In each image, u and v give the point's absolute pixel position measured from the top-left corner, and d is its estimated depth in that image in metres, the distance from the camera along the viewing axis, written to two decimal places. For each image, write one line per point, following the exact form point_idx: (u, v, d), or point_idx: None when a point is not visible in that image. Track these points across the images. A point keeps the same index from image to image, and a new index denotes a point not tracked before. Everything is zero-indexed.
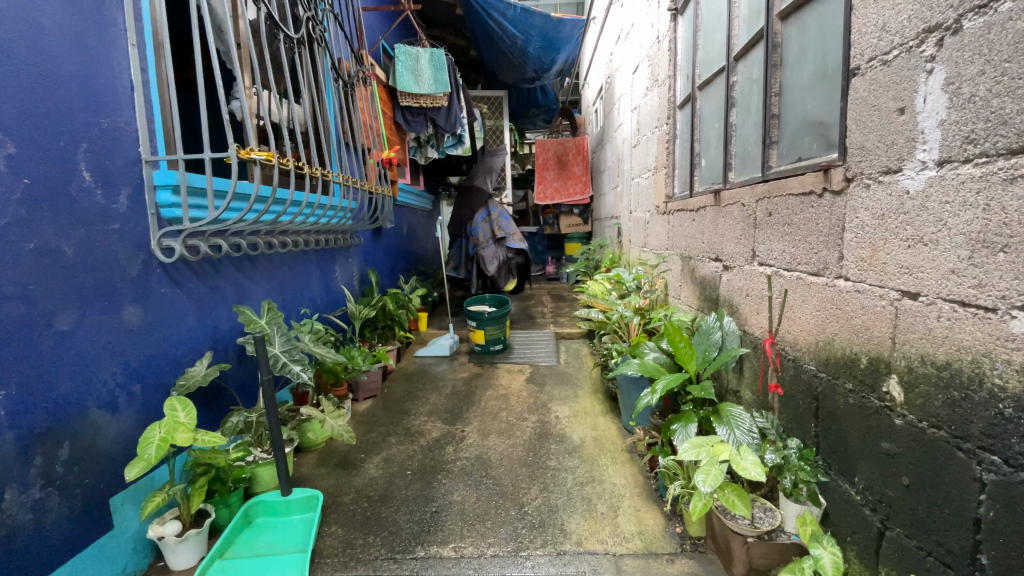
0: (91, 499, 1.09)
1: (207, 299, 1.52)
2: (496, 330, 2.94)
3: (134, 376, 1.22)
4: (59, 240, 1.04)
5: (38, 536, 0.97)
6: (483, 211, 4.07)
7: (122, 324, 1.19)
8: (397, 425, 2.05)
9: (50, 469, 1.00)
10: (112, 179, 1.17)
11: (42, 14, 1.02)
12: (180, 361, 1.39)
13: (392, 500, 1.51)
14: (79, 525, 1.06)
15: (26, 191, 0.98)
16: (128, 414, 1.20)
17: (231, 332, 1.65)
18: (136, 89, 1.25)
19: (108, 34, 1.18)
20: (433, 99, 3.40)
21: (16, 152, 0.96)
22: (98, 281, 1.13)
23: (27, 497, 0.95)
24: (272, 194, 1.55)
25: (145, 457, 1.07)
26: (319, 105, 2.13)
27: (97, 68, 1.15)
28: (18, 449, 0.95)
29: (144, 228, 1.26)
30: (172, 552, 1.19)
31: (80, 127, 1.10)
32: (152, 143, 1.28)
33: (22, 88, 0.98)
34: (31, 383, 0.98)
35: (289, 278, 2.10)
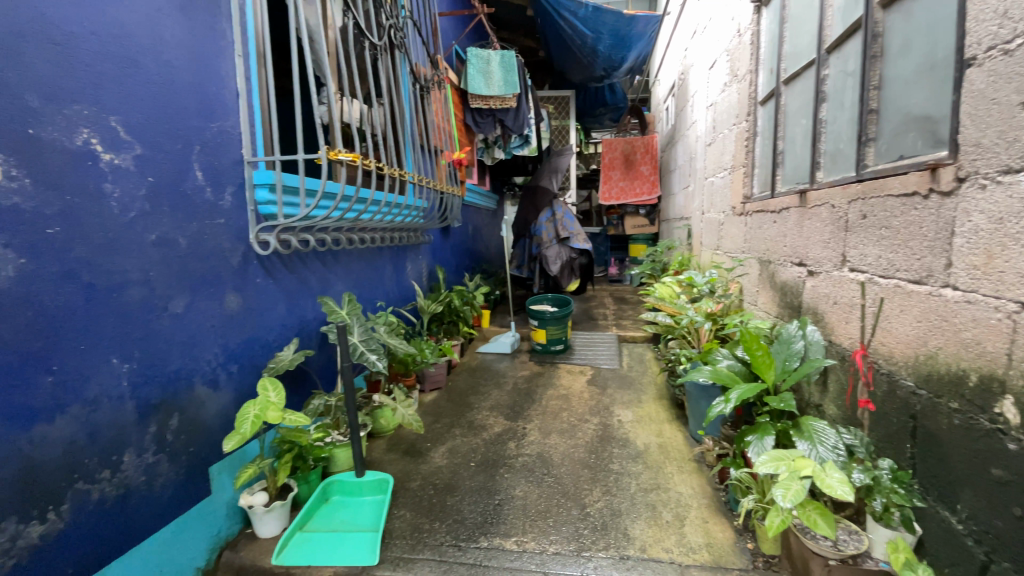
0: (193, 465, 1.21)
1: (296, 290, 1.64)
2: (557, 331, 2.94)
3: (232, 357, 1.35)
4: (175, 232, 1.16)
5: (150, 494, 1.09)
6: (549, 210, 4.09)
7: (224, 308, 1.32)
8: (461, 418, 2.11)
9: (162, 436, 1.12)
10: (219, 178, 1.30)
11: (166, 30, 1.15)
12: (271, 345, 1.51)
13: (458, 489, 1.56)
14: (184, 488, 1.18)
15: (152, 187, 1.11)
16: (227, 391, 1.32)
17: (317, 320, 1.77)
18: (240, 96, 1.37)
19: (218, 47, 1.30)
20: (503, 100, 3.43)
21: (142, 152, 1.09)
22: (205, 270, 1.25)
23: (142, 460, 1.08)
24: (355, 193, 1.64)
25: (241, 431, 1.18)
26: (397, 107, 2.23)
27: (210, 77, 1.27)
28: (137, 416, 1.07)
29: (244, 223, 1.39)
30: (259, 521, 1.30)
31: (195, 130, 1.22)
32: (254, 146, 1.41)
33: (148, 97, 1.10)
34: (150, 359, 1.10)
35: (365, 272, 2.21)
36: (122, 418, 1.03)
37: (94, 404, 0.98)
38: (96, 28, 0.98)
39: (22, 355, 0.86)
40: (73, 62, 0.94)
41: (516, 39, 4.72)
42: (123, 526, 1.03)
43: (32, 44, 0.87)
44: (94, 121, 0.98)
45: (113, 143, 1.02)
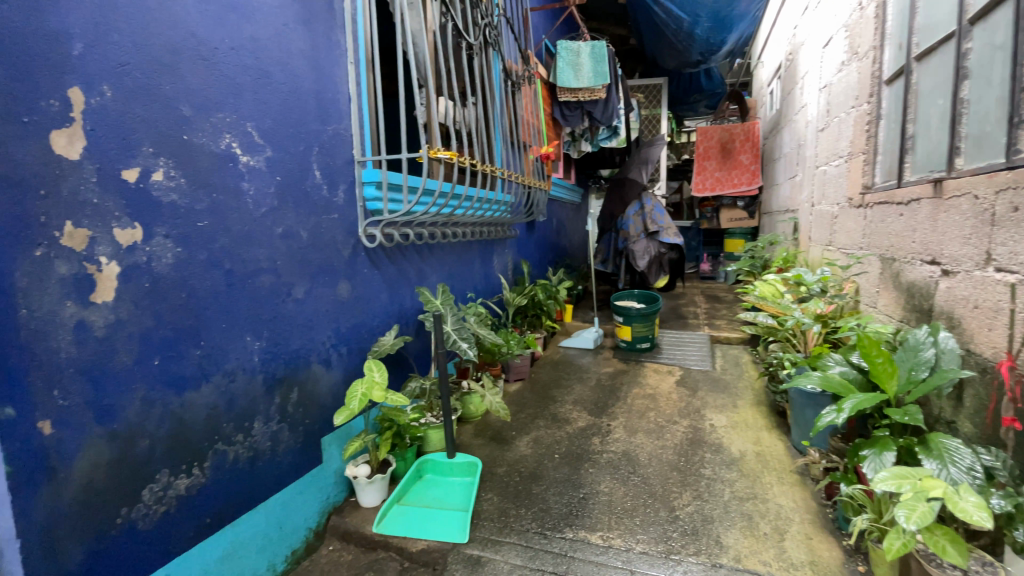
0: (309, 435, 1.34)
1: (396, 279, 1.75)
2: (644, 328, 2.86)
3: (342, 339, 1.48)
4: (297, 226, 1.30)
5: (275, 458, 1.24)
6: (638, 203, 3.96)
7: (336, 295, 1.45)
8: (545, 410, 2.13)
9: (284, 407, 1.26)
10: (334, 176, 1.42)
11: (291, 42, 1.27)
12: (374, 330, 1.64)
13: (543, 479, 1.58)
14: (301, 455, 1.32)
15: (279, 185, 1.24)
16: (338, 370, 1.45)
17: (414, 309, 1.88)
18: (351, 100, 1.49)
19: (335, 56, 1.43)
20: (592, 92, 3.37)
21: (272, 154, 1.22)
22: (321, 260, 1.38)
23: (269, 427, 1.22)
24: (451, 189, 1.72)
25: (350, 407, 1.30)
26: (489, 105, 2.29)
27: (327, 84, 1.40)
28: (266, 388, 1.21)
29: (354, 218, 1.51)
30: (362, 490, 1.42)
31: (313, 133, 1.35)
32: (363, 147, 1.52)
33: (277, 104, 1.23)
34: (276, 339, 1.24)
35: (457, 264, 2.31)
36: (254, 389, 1.18)
37: (231, 375, 1.12)
38: (236, 45, 1.12)
39: (176, 330, 1.00)
40: (219, 76, 1.08)
41: (607, 29, 4.62)
42: (253, 483, 1.18)
43: (187, 62, 1.01)
44: (233, 127, 1.11)
45: (249, 146, 1.16)
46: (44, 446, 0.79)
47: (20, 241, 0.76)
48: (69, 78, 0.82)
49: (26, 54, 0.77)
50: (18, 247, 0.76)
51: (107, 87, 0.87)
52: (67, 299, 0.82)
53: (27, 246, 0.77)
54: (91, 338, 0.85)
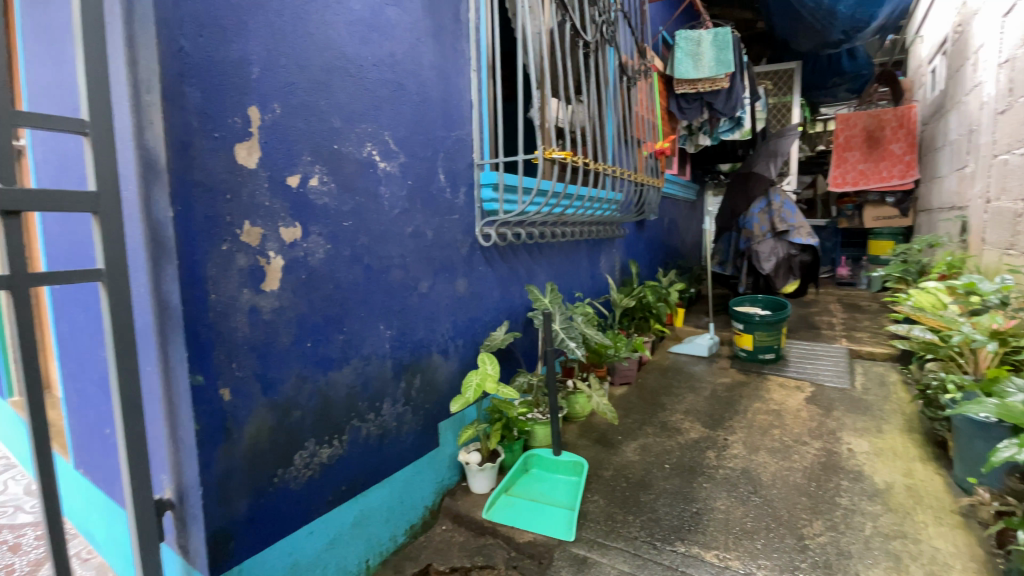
0: (428, 420, 1.44)
1: (508, 277, 1.81)
2: (768, 337, 2.64)
3: (459, 332, 1.56)
4: (424, 226, 1.40)
5: (400, 438, 1.35)
6: (763, 201, 3.65)
7: (455, 290, 1.53)
8: (653, 416, 2.06)
9: (408, 392, 1.37)
10: (456, 179, 1.51)
11: (422, 55, 1.37)
12: (488, 326, 1.70)
13: (652, 488, 1.53)
14: (422, 437, 1.42)
15: (410, 188, 1.35)
16: (455, 361, 1.54)
17: (524, 306, 1.93)
18: (473, 107, 1.57)
19: (460, 65, 1.51)
20: (714, 82, 3.16)
21: (405, 160, 1.33)
22: (443, 257, 1.48)
23: (395, 410, 1.33)
24: (564, 188, 1.72)
25: (465, 396, 1.37)
26: (602, 103, 2.26)
27: (453, 92, 1.49)
28: (394, 373, 1.33)
29: (471, 218, 1.58)
30: (473, 477, 1.49)
31: (440, 139, 1.44)
32: (482, 150, 1.60)
33: (410, 113, 1.34)
34: (404, 329, 1.35)
35: (566, 264, 2.31)
36: (384, 373, 1.30)
37: (366, 359, 1.24)
38: (377, 62, 1.23)
39: (325, 317, 1.13)
40: (362, 91, 1.19)
41: (731, 15, 4.32)
42: (381, 459, 1.29)
43: (337, 80, 1.13)
44: (374, 137, 1.23)
45: (386, 153, 1.27)
46: (223, 409, 0.94)
47: (212, 237, 0.92)
48: (248, 99, 0.96)
49: (218, 80, 0.92)
50: (210, 242, 0.91)
51: (277, 105, 1.01)
52: (244, 287, 0.97)
53: (218, 241, 0.93)
54: (260, 320, 1.00)
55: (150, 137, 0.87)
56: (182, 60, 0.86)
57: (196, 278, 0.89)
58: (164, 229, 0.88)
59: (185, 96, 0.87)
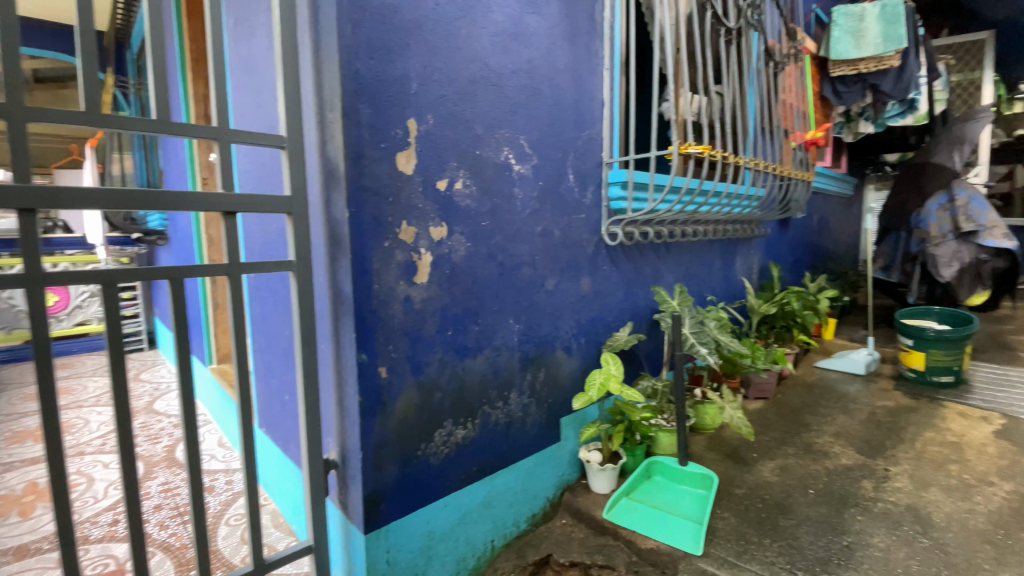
0: (551, 414, 1.48)
1: (633, 277, 1.77)
2: (945, 357, 2.25)
3: (583, 331, 1.57)
4: (553, 225, 1.43)
5: (524, 428, 1.40)
6: (944, 195, 3.06)
7: (580, 289, 1.55)
8: (794, 436, 1.87)
9: (534, 386, 1.42)
10: (585, 178, 1.52)
11: (558, 59, 1.40)
12: (611, 326, 1.69)
13: (793, 513, 1.40)
14: (544, 430, 1.46)
15: (541, 189, 1.39)
16: (578, 358, 1.56)
17: (649, 308, 1.87)
18: (604, 106, 1.56)
19: (593, 65, 1.52)
20: (880, 60, 2.75)
21: (537, 161, 1.37)
22: (570, 256, 1.50)
23: (521, 401, 1.39)
24: (699, 185, 1.64)
25: (588, 394, 1.38)
26: (743, 92, 2.10)
27: (585, 93, 1.50)
28: (521, 366, 1.38)
29: (598, 217, 1.59)
30: (594, 476, 1.50)
31: (571, 140, 1.46)
32: (612, 148, 1.58)
33: (543, 116, 1.38)
34: (531, 324, 1.40)
35: (696, 265, 2.19)
36: (512, 365, 1.36)
37: (497, 350, 1.31)
38: (515, 69, 1.29)
39: (463, 309, 1.22)
40: (501, 97, 1.26)
41: None
42: (507, 446, 1.36)
43: (480, 89, 1.21)
44: (511, 141, 1.29)
45: (521, 156, 1.32)
46: (380, 385, 1.07)
47: (377, 235, 1.04)
48: (408, 112, 1.08)
49: (385, 96, 1.04)
50: (375, 240, 1.04)
51: (430, 116, 1.11)
52: (400, 279, 1.09)
53: (381, 238, 1.05)
54: (412, 309, 1.11)
55: (332, 149, 1.02)
56: (357, 81, 0.99)
57: (363, 270, 1.03)
58: (340, 227, 1.03)
59: (359, 112, 1.00)
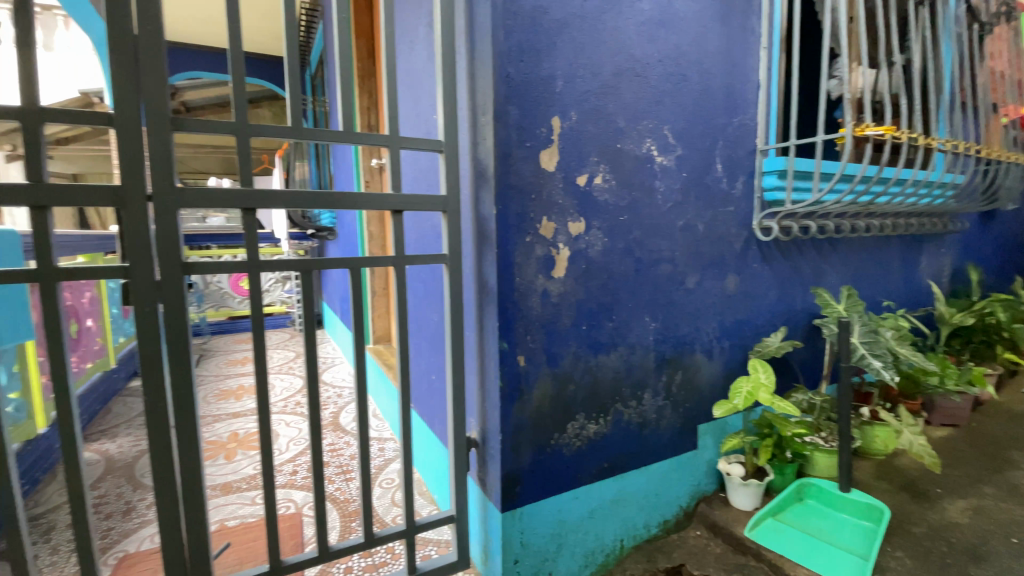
0: (688, 419, 1.41)
1: (788, 277, 1.60)
2: None
3: (726, 333, 1.47)
4: (697, 219, 1.36)
5: (658, 431, 1.36)
6: None
7: (725, 288, 1.44)
8: (996, 475, 1.54)
9: (670, 388, 1.36)
10: (735, 169, 1.41)
11: (708, 42, 1.32)
12: (760, 330, 1.55)
13: (993, 567, 1.16)
14: (680, 435, 1.40)
15: (684, 181, 1.32)
16: (719, 362, 1.46)
17: (806, 312, 1.68)
18: (760, 88, 1.43)
19: (748, 45, 1.39)
20: None
21: (682, 152, 1.31)
22: (715, 252, 1.41)
23: (656, 402, 1.34)
24: (879, 172, 1.41)
25: (732, 403, 1.29)
26: (941, 59, 1.75)
27: (737, 75, 1.39)
28: (657, 366, 1.34)
29: (749, 210, 1.46)
30: (734, 490, 1.39)
31: (720, 127, 1.37)
32: (768, 134, 1.44)
33: (690, 103, 1.31)
34: (669, 323, 1.34)
35: (868, 264, 1.90)
36: (647, 364, 1.32)
37: (632, 349, 1.29)
38: (662, 57, 1.24)
39: (599, 305, 1.22)
40: (646, 88, 1.22)
41: None
42: (639, 447, 1.33)
43: (625, 81, 1.19)
44: (654, 132, 1.25)
45: (664, 147, 1.27)
46: (519, 374, 1.12)
47: (519, 230, 1.09)
48: (552, 110, 1.10)
49: (532, 97, 1.07)
50: (518, 234, 1.09)
51: (573, 112, 1.13)
52: (539, 273, 1.12)
53: (524, 233, 1.09)
54: (549, 302, 1.14)
55: (483, 150, 1.09)
56: (507, 84, 1.04)
57: (507, 263, 1.08)
58: (487, 223, 1.09)
59: (508, 113, 1.05)
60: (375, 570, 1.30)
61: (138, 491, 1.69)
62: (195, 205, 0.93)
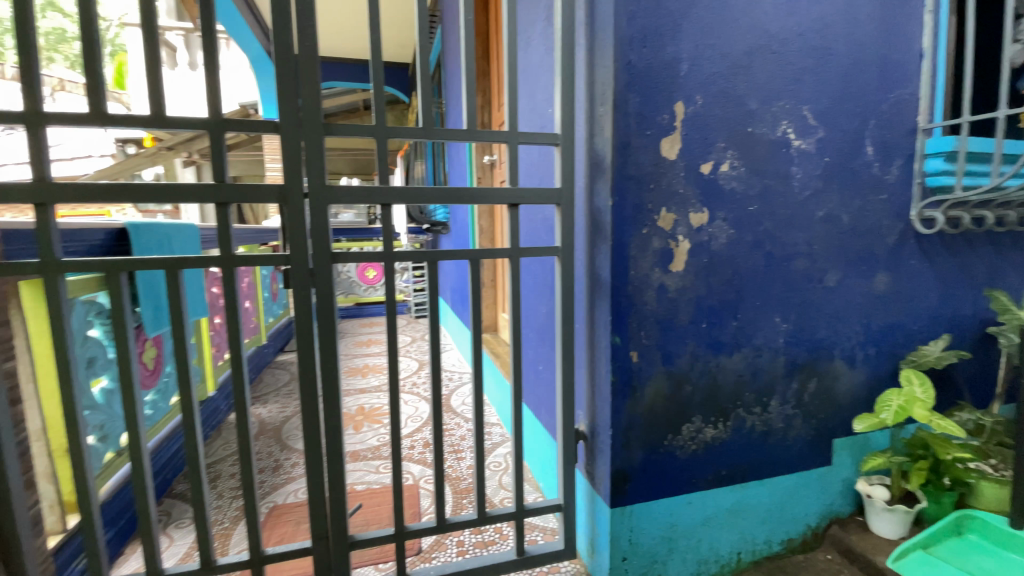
0: (821, 431, 1.27)
1: (956, 277, 1.37)
2: None
3: (872, 338, 1.30)
4: (840, 209, 1.21)
5: (785, 441, 1.25)
6: None
7: (872, 288, 1.28)
8: None
9: (801, 396, 1.24)
10: (890, 152, 1.24)
11: (860, 8, 1.16)
12: (915, 336, 1.35)
13: None
14: (810, 448, 1.27)
15: (826, 167, 1.19)
16: (862, 371, 1.30)
17: (978, 318, 1.42)
18: (925, 57, 1.23)
19: (912, 6, 1.20)
20: None
21: (824, 135, 1.17)
22: (861, 246, 1.25)
23: (784, 410, 1.23)
24: None
25: (879, 417, 1.13)
26: None
27: (897, 44, 1.21)
28: (786, 371, 1.23)
29: (906, 198, 1.27)
30: (875, 515, 1.24)
31: (872, 105, 1.20)
32: (934, 110, 1.24)
33: (835, 80, 1.17)
34: (802, 324, 1.22)
35: None
36: (775, 368, 1.22)
37: (757, 350, 1.19)
38: (802, 30, 1.12)
39: (723, 302, 1.15)
40: (782, 65, 1.11)
41: None
42: (762, 456, 1.23)
43: (758, 60, 1.10)
44: (791, 113, 1.14)
45: (802, 130, 1.15)
46: (632, 369, 1.09)
47: (637, 222, 1.06)
48: (675, 96, 1.05)
49: (655, 83, 1.03)
50: (635, 227, 1.06)
51: (699, 97, 1.06)
52: (657, 267, 1.08)
53: (641, 225, 1.06)
54: (667, 297, 1.10)
55: (601, 142, 1.07)
56: (628, 72, 1.01)
57: (622, 256, 1.06)
58: (603, 215, 1.08)
59: (628, 102, 1.02)
60: (485, 547, 1.36)
61: (285, 451, 1.95)
62: (339, 200, 1.04)
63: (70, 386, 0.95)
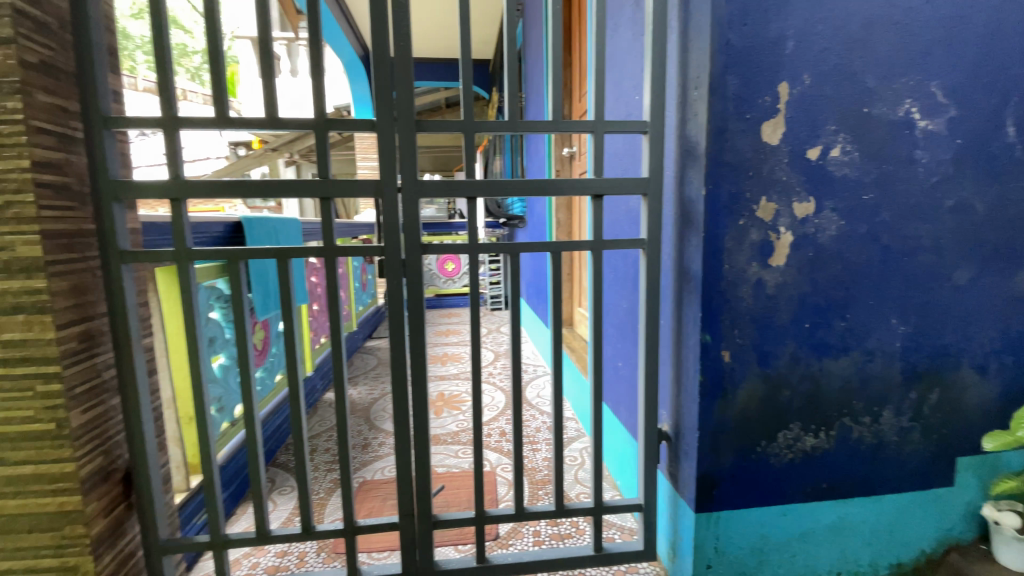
0: (943, 448, 1.13)
1: None
2: None
3: (1011, 346, 1.13)
4: (974, 198, 1.06)
5: (897, 457, 1.12)
6: None
7: (1013, 288, 1.11)
8: None
9: (919, 407, 1.11)
10: None
11: None
12: None
13: None
14: (929, 465, 1.14)
15: (958, 150, 1.04)
16: (997, 383, 1.13)
17: None
18: None
19: None
20: None
21: (956, 114, 1.03)
22: (1000, 241, 1.09)
23: (897, 422, 1.11)
24: None
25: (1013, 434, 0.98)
26: None
27: None
28: (902, 379, 1.10)
29: None
30: (1003, 545, 1.08)
31: (1020, 77, 1.04)
32: None
33: (973, 50, 1.02)
34: (923, 328, 1.09)
35: None
36: (888, 376, 1.09)
37: (867, 355, 1.08)
38: None
39: (829, 300, 1.05)
40: (907, 37, 0.99)
41: None
42: (870, 471, 1.12)
43: (877, 32, 0.98)
44: (915, 91, 1.01)
45: (929, 109, 1.02)
46: (723, 369, 1.03)
47: (733, 213, 0.99)
48: (780, 76, 0.97)
49: (757, 64, 0.96)
50: (730, 218, 0.99)
51: (807, 76, 0.97)
52: (754, 261, 1.01)
53: (738, 216, 0.99)
54: (764, 294, 1.03)
55: (694, 128, 1.02)
56: (727, 52, 0.95)
57: (716, 248, 1.00)
58: (695, 206, 1.02)
59: (726, 84, 0.96)
60: (561, 540, 1.36)
61: (373, 431, 2.07)
62: (429, 194, 1.08)
63: (196, 361, 1.08)
